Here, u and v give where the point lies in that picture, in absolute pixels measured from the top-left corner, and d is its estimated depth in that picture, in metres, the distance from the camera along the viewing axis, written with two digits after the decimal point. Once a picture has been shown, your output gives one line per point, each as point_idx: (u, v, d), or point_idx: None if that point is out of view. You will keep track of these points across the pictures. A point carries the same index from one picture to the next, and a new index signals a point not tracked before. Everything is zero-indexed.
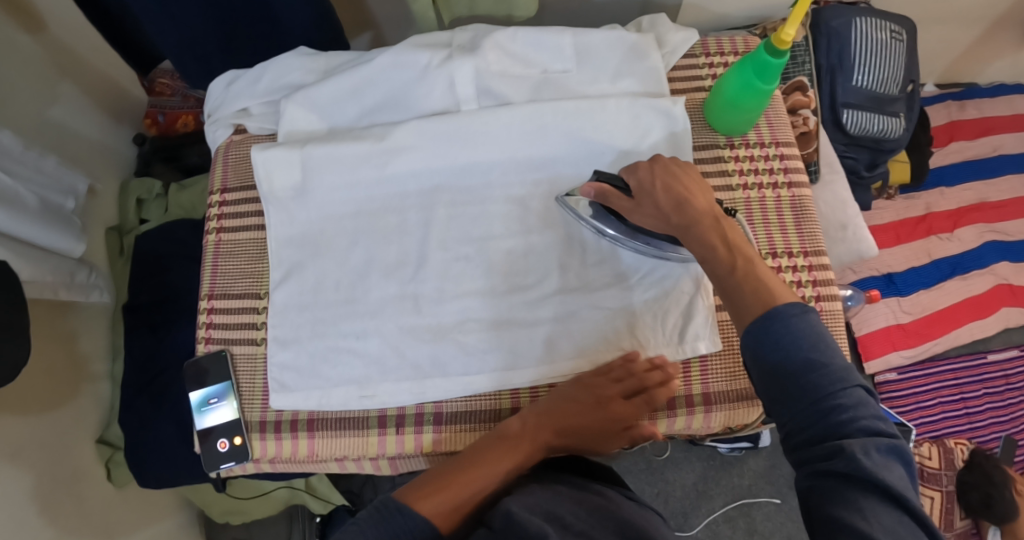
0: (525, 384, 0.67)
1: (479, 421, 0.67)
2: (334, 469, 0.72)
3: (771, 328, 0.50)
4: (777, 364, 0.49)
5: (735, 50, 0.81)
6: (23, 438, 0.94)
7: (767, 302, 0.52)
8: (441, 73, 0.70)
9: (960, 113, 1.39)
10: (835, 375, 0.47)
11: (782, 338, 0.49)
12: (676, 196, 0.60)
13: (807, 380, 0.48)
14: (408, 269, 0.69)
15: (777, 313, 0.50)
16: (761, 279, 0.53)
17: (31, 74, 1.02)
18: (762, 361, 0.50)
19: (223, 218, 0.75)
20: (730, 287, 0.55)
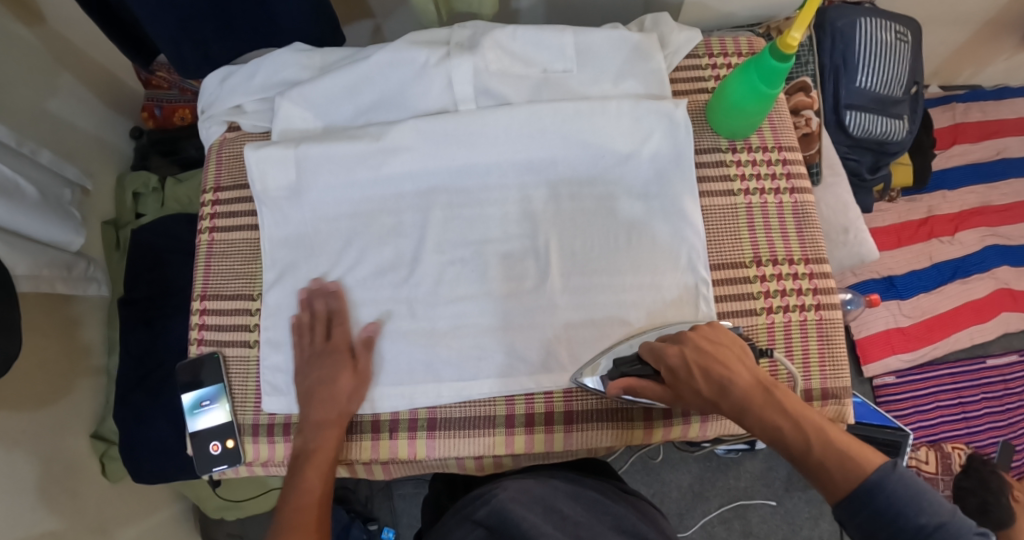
0: (521, 391, 0.66)
1: (472, 427, 0.66)
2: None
3: (880, 505, 0.47)
4: (892, 535, 0.47)
5: (741, 50, 0.80)
6: (18, 433, 0.94)
7: (856, 468, 0.49)
8: (439, 73, 0.69)
9: (964, 115, 1.37)
10: (950, 526, 0.46)
11: (894, 512, 0.47)
12: (715, 378, 0.54)
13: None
14: (403, 271, 0.68)
15: (876, 492, 0.48)
16: (837, 442, 0.50)
17: (27, 66, 1.01)
18: (876, 532, 0.48)
19: (216, 217, 0.74)
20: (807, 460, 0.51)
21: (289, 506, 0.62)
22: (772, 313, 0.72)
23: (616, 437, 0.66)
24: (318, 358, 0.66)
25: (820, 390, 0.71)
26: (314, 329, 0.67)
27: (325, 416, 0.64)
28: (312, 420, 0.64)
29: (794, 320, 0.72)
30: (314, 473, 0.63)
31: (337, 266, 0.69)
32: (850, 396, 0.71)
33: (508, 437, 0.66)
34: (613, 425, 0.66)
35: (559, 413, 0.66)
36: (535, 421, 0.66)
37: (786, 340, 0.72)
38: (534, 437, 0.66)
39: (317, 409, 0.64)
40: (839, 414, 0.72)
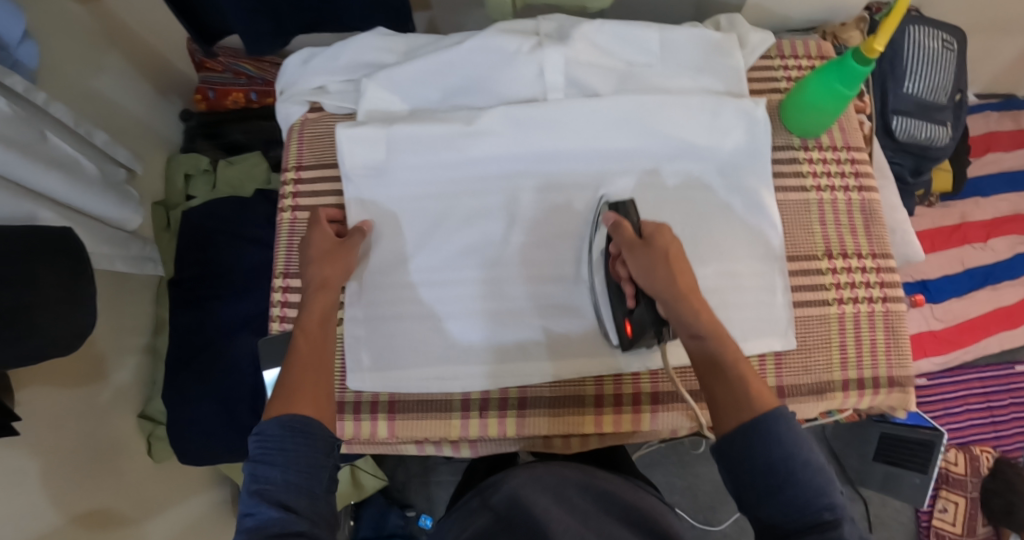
0: (608, 372, 0.67)
1: (562, 407, 0.68)
2: (409, 450, 0.72)
3: (767, 425, 0.49)
4: (770, 458, 0.48)
5: (807, 53, 0.82)
6: (65, 410, 0.94)
7: (764, 402, 0.51)
8: (530, 61, 0.70)
9: (998, 124, 1.39)
10: (823, 473, 0.48)
11: (778, 438, 0.48)
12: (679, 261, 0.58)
13: (796, 480, 0.47)
14: (491, 252, 0.69)
15: (778, 415, 0.49)
16: (750, 376, 0.53)
17: (79, 43, 0.99)
18: (754, 453, 0.49)
19: (298, 196, 0.75)
20: (726, 376, 0.53)
21: (288, 364, 0.57)
22: (842, 304, 0.74)
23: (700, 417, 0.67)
24: (311, 237, 0.67)
25: (886, 378, 0.73)
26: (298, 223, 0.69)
27: (323, 278, 0.64)
28: (308, 279, 0.64)
29: (862, 311, 0.74)
30: (303, 333, 0.60)
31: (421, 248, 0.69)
32: (912, 383, 0.74)
33: (596, 417, 0.67)
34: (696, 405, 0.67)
35: (644, 393, 0.68)
36: (622, 401, 0.68)
37: (856, 330, 0.73)
38: (622, 417, 0.67)
39: (315, 268, 0.64)
40: (902, 401, 0.74)
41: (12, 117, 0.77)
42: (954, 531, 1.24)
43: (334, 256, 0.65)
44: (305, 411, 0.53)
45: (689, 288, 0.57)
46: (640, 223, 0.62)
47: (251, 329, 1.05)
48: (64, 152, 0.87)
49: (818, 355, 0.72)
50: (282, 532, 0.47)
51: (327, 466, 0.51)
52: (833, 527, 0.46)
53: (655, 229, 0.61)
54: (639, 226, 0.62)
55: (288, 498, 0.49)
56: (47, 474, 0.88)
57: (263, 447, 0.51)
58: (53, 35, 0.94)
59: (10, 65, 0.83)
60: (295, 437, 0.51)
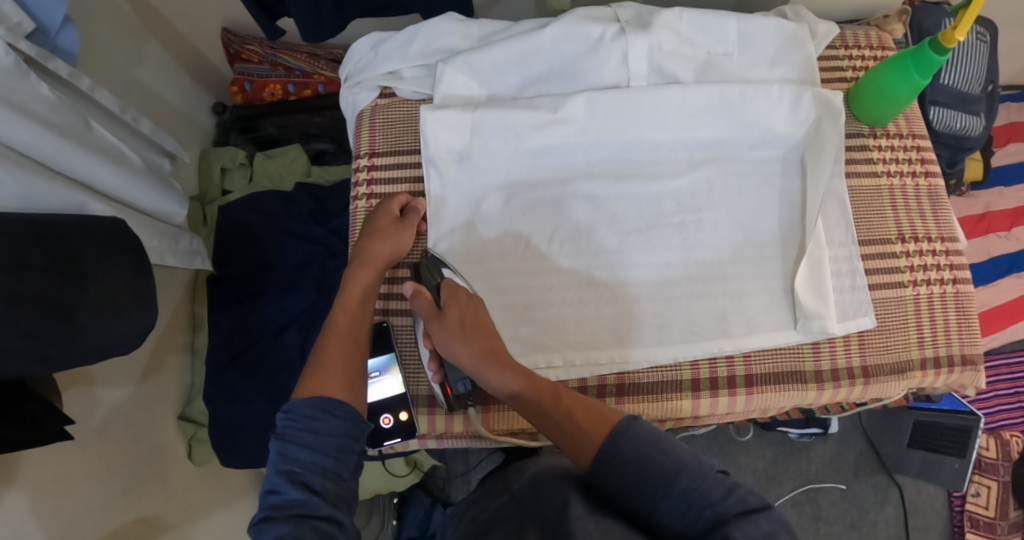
0: (704, 355, 0.67)
1: (661, 392, 0.67)
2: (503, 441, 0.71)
3: (618, 448, 0.49)
4: (630, 480, 0.47)
5: (870, 44, 0.83)
6: (110, 414, 0.90)
7: (598, 429, 0.52)
8: (614, 48, 0.70)
9: (1019, 115, 1.42)
10: (693, 468, 0.46)
11: (628, 458, 0.48)
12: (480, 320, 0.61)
13: (665, 489, 0.46)
14: (582, 241, 0.69)
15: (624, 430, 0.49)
16: (574, 415, 0.54)
17: (118, 31, 0.96)
18: (619, 476, 0.48)
19: (373, 183, 0.73)
20: (553, 418, 0.55)
21: (324, 339, 0.59)
22: (917, 286, 0.74)
23: (792, 397, 0.69)
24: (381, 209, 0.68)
25: (959, 356, 0.73)
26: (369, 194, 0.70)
27: (379, 254, 0.65)
28: (358, 253, 0.65)
29: (935, 292, 0.74)
30: (342, 309, 0.62)
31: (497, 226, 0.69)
32: (983, 360, 0.73)
33: (694, 400, 0.67)
34: (788, 387, 0.69)
35: (738, 376, 0.68)
36: (718, 384, 0.68)
37: (931, 311, 0.73)
38: (719, 400, 0.68)
39: (369, 242, 0.65)
40: (973, 380, 0.74)
41: (57, 104, 0.72)
42: (987, 514, 1.26)
43: (390, 233, 0.67)
44: (334, 391, 0.53)
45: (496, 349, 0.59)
46: (437, 287, 0.64)
47: (297, 325, 1.03)
48: (108, 142, 0.81)
49: (898, 335, 0.72)
50: (307, 511, 0.46)
51: (355, 451, 0.51)
52: (719, 522, 0.43)
53: (448, 291, 0.63)
54: (437, 288, 0.64)
55: (318, 482, 0.48)
56: (94, 476, 0.86)
57: (294, 425, 0.50)
58: (92, 21, 0.90)
59: (51, 51, 0.76)
60: (329, 419, 0.50)
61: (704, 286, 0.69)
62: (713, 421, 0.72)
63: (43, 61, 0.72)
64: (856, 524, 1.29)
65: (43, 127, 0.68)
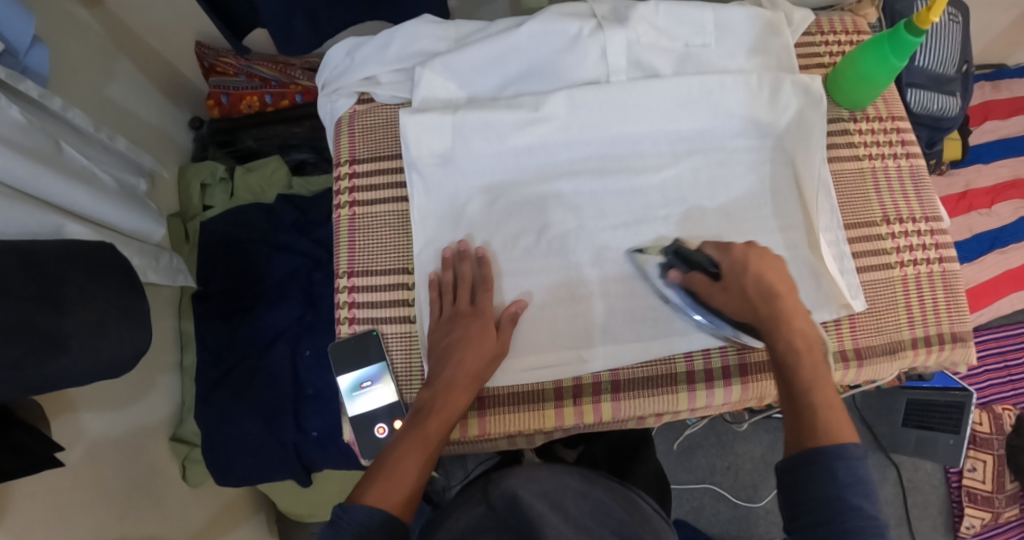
0: (699, 346, 0.67)
1: (657, 387, 0.67)
2: (500, 446, 0.71)
3: (834, 463, 0.49)
4: (820, 493, 0.49)
5: (845, 30, 0.83)
6: (100, 439, 0.89)
7: (832, 435, 0.51)
8: (593, 43, 0.70)
9: (993, 94, 1.43)
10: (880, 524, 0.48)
11: (836, 475, 0.49)
12: (767, 285, 0.58)
13: (849, 522, 0.47)
14: (571, 239, 0.69)
15: (842, 452, 0.49)
16: (839, 412, 0.53)
17: (88, 50, 0.94)
18: (813, 483, 0.49)
19: (355, 191, 0.72)
20: (803, 404, 0.53)
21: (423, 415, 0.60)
22: (904, 267, 0.74)
23: None
24: (459, 320, 0.65)
25: (949, 333, 0.73)
26: (444, 298, 0.66)
27: (456, 378, 0.62)
28: (471, 309, 0.65)
29: (922, 272, 0.74)
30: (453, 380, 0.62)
31: (517, 273, 0.68)
32: (972, 336, 0.74)
33: (690, 393, 0.67)
34: None
35: (733, 366, 0.68)
36: (713, 376, 0.68)
37: (919, 291, 0.74)
38: (715, 391, 0.67)
39: (483, 299, 0.66)
40: (965, 356, 0.74)
41: (27, 126, 0.71)
42: (984, 488, 1.27)
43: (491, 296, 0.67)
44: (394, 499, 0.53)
45: (788, 323, 0.57)
46: (711, 261, 0.62)
47: (287, 338, 1.02)
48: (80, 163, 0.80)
49: (888, 316, 0.73)
50: None
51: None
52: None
53: (736, 254, 0.60)
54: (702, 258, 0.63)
55: None
56: (87, 503, 0.84)
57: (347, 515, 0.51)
58: (63, 42, 0.89)
59: (21, 72, 0.74)
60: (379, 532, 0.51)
61: None
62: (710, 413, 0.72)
63: (14, 83, 0.70)
64: None
65: (14, 150, 0.66)
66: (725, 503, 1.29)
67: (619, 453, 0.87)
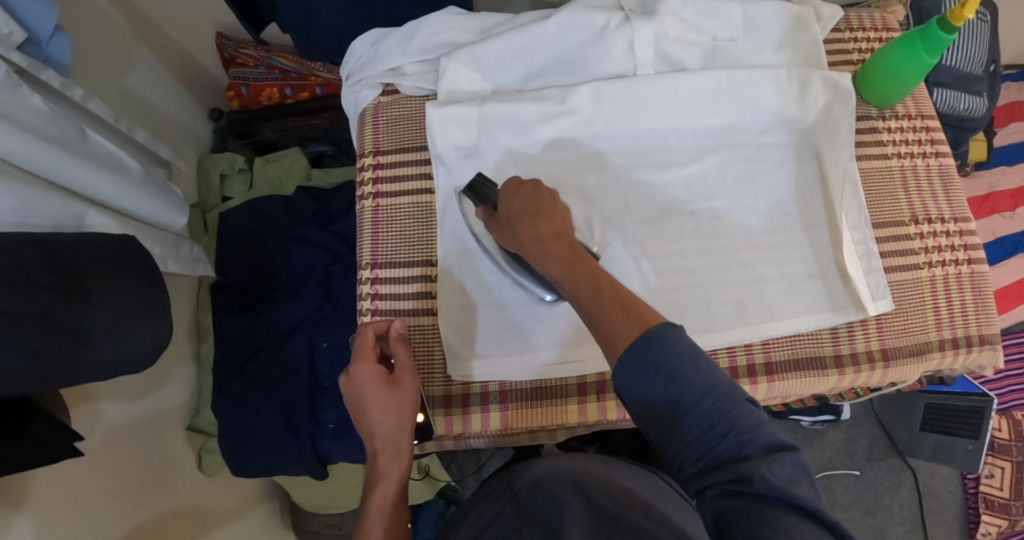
0: (724, 343, 0.66)
1: None
2: (521, 440, 0.70)
3: (644, 355, 0.43)
4: (655, 397, 0.43)
5: (874, 26, 0.82)
6: (117, 428, 0.89)
7: (639, 324, 0.45)
8: (619, 36, 0.69)
9: (1019, 95, 1.41)
10: (726, 389, 0.42)
11: (655, 368, 0.43)
12: (529, 203, 0.57)
13: (705, 418, 0.42)
14: (596, 232, 0.68)
15: (653, 338, 0.44)
16: (635, 308, 0.47)
17: (110, 41, 0.94)
18: (647, 381, 0.43)
19: (378, 182, 0.72)
20: (596, 309, 0.48)
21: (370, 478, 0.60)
22: (932, 267, 0.73)
23: (811, 382, 0.68)
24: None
25: (977, 336, 0.72)
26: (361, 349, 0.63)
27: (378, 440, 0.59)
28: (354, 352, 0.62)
29: (950, 273, 0.73)
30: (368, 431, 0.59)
31: None
32: (1000, 339, 0.73)
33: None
34: (807, 373, 0.68)
35: (757, 364, 0.68)
36: (736, 373, 0.67)
37: (947, 292, 0.73)
38: (739, 389, 0.67)
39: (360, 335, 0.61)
40: (993, 359, 0.73)
41: (50, 114, 0.71)
42: (1001, 495, 1.26)
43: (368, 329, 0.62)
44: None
45: (552, 241, 0.54)
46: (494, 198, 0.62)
47: (304, 330, 1.03)
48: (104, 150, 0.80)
49: (914, 317, 0.72)
50: None
51: None
52: (740, 462, 0.41)
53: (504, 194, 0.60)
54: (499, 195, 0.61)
55: None
56: (103, 492, 0.84)
57: None
58: (84, 32, 0.89)
59: (42, 61, 0.74)
60: None
61: (721, 268, 0.68)
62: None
63: (35, 72, 0.70)
64: (871, 509, 1.30)
65: (38, 138, 0.66)
66: None
67: (639, 442, 0.87)
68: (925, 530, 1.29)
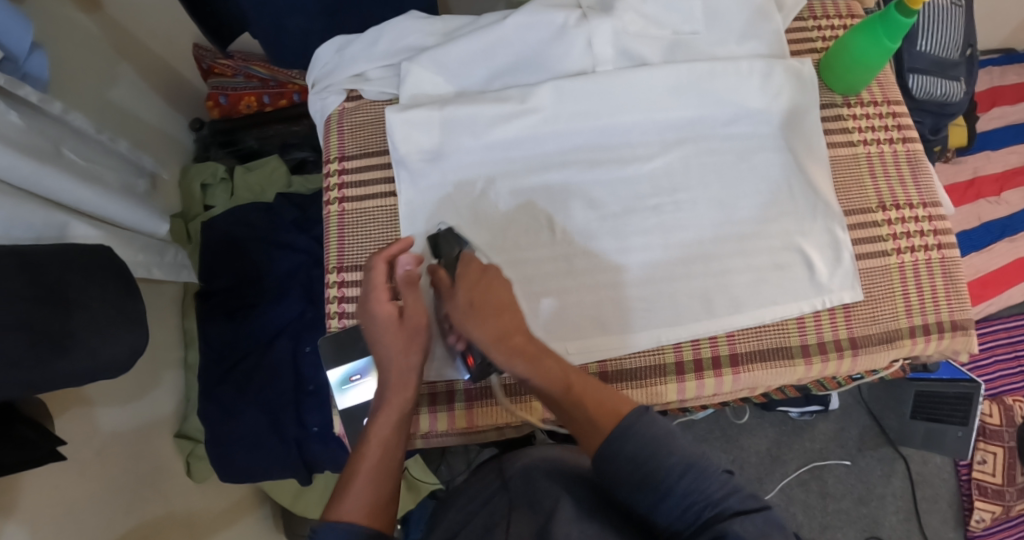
0: (688, 337, 0.67)
1: (647, 378, 0.66)
2: (489, 435, 0.71)
3: (619, 445, 0.52)
4: (635, 475, 0.52)
5: (839, 13, 0.82)
6: (107, 435, 0.90)
7: (611, 414, 0.55)
8: (578, 34, 0.70)
9: (1001, 79, 1.41)
10: (698, 462, 0.51)
11: (637, 453, 0.52)
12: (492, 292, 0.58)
13: (680, 485, 0.50)
14: (560, 231, 0.69)
15: (643, 415, 0.53)
16: (591, 398, 0.56)
17: (90, 55, 0.96)
18: (626, 462, 0.52)
19: (344, 187, 0.73)
20: (572, 405, 0.56)
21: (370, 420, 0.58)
22: (901, 254, 0.73)
23: (779, 373, 0.68)
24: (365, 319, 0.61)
25: (949, 322, 0.72)
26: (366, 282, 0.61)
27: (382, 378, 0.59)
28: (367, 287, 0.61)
29: (920, 259, 0.73)
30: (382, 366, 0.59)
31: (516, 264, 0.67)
32: (973, 324, 0.73)
33: (679, 383, 0.67)
34: (774, 364, 0.68)
35: (723, 356, 0.68)
36: (702, 366, 0.67)
37: (917, 278, 0.73)
38: (705, 381, 0.67)
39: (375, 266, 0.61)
40: (966, 344, 0.73)
41: (29, 129, 0.72)
42: (994, 481, 1.25)
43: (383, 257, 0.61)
44: (353, 516, 0.51)
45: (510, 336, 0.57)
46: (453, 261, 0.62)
47: (289, 335, 1.04)
48: (83, 164, 0.82)
49: (884, 304, 0.72)
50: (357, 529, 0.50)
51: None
52: (716, 520, 0.48)
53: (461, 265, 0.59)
54: (455, 261, 0.61)
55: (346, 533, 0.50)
56: (95, 498, 0.86)
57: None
58: (64, 46, 0.90)
59: (22, 77, 0.75)
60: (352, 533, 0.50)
61: (686, 261, 0.69)
62: (702, 402, 0.72)
63: (13, 89, 0.71)
64: (864, 498, 1.29)
65: (19, 151, 0.68)
66: None
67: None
68: (918, 518, 1.29)
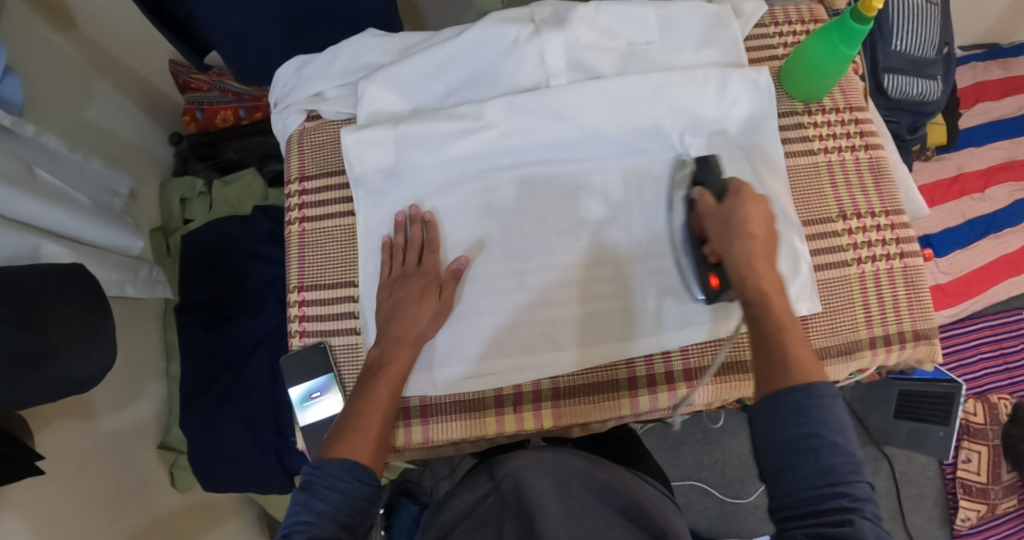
0: (640, 353, 0.68)
1: (599, 394, 0.68)
2: (447, 451, 0.72)
3: (800, 397, 0.50)
4: (785, 433, 0.50)
5: (801, 18, 0.82)
6: (89, 447, 0.92)
7: (802, 374, 0.52)
8: (530, 48, 0.71)
9: (985, 74, 1.39)
10: (851, 459, 0.49)
11: (807, 411, 0.50)
12: (745, 227, 0.61)
13: (822, 458, 0.48)
14: (514, 247, 0.70)
15: (812, 389, 0.50)
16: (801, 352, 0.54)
17: (66, 74, 0.97)
18: (774, 427, 0.51)
19: (305, 207, 0.74)
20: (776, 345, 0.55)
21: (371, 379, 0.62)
22: (861, 264, 0.73)
23: (734, 387, 0.68)
24: (407, 278, 0.67)
25: (911, 331, 0.72)
26: (395, 258, 0.69)
27: (402, 334, 0.64)
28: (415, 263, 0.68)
29: (881, 268, 0.73)
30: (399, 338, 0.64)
31: (473, 281, 0.69)
32: (936, 333, 0.72)
33: (632, 398, 0.67)
34: (729, 378, 0.68)
35: (678, 371, 0.68)
36: (656, 381, 0.68)
37: (877, 288, 0.73)
38: (658, 395, 0.68)
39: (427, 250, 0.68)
40: (930, 353, 0.72)
41: None
42: (979, 480, 1.25)
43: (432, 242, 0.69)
44: (361, 456, 0.56)
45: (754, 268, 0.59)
46: (720, 187, 0.65)
47: (266, 346, 1.05)
48: (57, 184, 0.83)
49: (844, 316, 0.72)
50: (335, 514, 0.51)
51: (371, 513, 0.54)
52: (835, 509, 0.47)
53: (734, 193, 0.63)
54: (722, 189, 0.64)
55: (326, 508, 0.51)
56: (78, 509, 0.88)
57: (321, 480, 0.53)
58: (38, 68, 0.91)
59: None
60: (353, 481, 0.53)
61: (640, 273, 0.69)
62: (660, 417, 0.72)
63: None
64: None
65: None
66: (713, 499, 1.28)
67: (615, 449, 0.79)
68: (902, 515, 1.30)
